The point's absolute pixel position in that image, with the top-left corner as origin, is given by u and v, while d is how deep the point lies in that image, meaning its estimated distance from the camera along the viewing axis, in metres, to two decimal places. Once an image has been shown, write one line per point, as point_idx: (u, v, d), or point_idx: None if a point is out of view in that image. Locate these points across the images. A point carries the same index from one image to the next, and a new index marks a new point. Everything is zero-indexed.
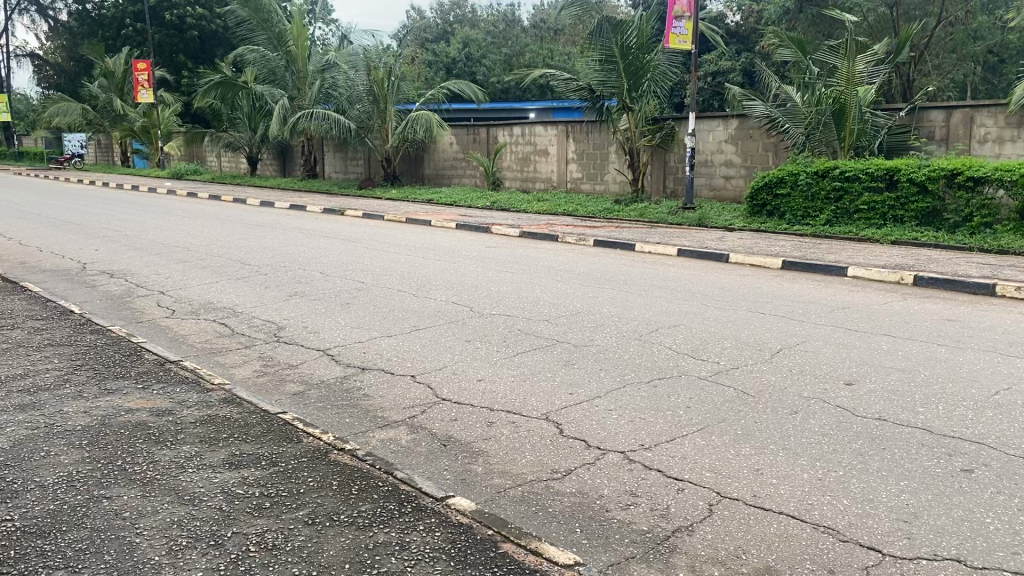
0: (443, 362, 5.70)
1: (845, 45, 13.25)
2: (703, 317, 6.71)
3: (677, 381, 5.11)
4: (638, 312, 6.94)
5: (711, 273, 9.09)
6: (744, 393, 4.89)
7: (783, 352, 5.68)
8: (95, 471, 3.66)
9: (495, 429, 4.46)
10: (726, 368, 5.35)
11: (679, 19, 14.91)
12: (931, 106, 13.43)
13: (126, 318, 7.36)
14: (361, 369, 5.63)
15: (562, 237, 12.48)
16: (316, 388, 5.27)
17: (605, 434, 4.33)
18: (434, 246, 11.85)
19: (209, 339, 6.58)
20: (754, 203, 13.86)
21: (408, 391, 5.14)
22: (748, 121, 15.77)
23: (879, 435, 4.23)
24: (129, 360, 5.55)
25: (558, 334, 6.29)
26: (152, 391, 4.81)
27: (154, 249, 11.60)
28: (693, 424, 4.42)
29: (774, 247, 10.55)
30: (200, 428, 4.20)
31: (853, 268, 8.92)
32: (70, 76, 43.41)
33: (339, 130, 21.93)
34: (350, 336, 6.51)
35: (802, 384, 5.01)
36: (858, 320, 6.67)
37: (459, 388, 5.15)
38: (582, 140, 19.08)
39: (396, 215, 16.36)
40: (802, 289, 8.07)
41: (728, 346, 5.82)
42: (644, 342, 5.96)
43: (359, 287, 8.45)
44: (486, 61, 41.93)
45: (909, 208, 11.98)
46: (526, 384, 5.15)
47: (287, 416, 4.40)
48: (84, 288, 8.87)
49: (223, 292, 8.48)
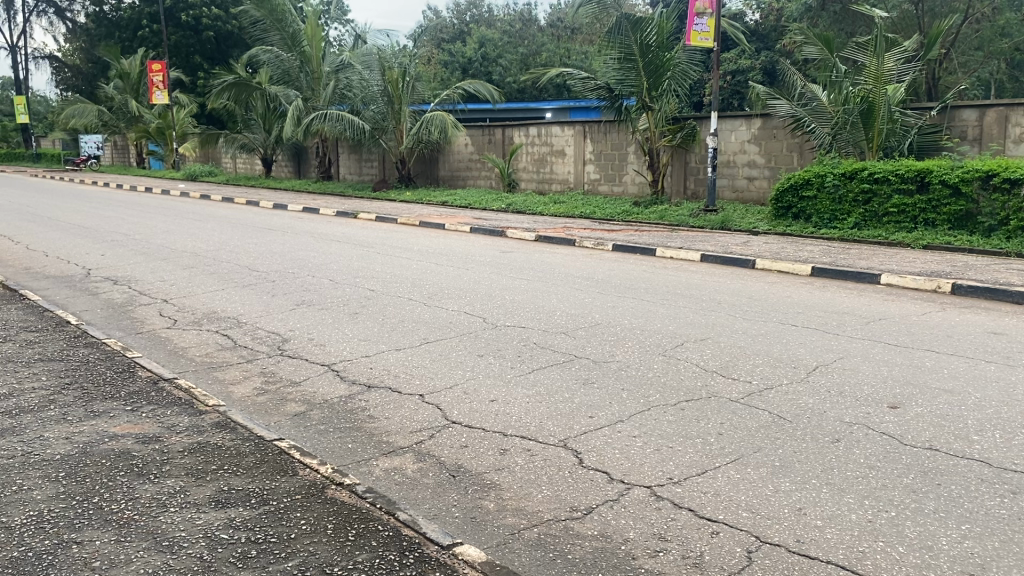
0: (454, 380, 5.34)
1: (873, 43, 12.78)
2: (731, 330, 6.32)
3: (706, 404, 4.73)
4: (660, 324, 6.56)
5: (738, 280, 8.68)
6: (780, 418, 4.51)
7: (820, 370, 5.29)
8: (68, 510, 3.33)
9: (508, 457, 4.10)
10: (759, 389, 4.97)
11: (700, 16, 14.51)
12: (964, 105, 12.94)
13: (125, 329, 7.05)
14: (367, 387, 5.27)
15: (579, 242, 12.11)
16: (318, 409, 4.93)
17: (630, 465, 3.96)
18: (448, 250, 11.50)
19: (209, 353, 6.25)
20: (779, 206, 13.40)
21: (415, 413, 4.78)
22: (772, 121, 15.34)
23: (933, 469, 3.82)
24: (121, 378, 5.23)
25: (576, 349, 5.91)
26: (142, 414, 4.48)
27: (161, 254, 11.31)
28: (726, 454, 4.04)
29: (801, 253, 10.12)
30: (189, 457, 3.87)
31: (886, 275, 8.49)
32: (87, 77, 43.42)
33: (353, 132, 21.64)
34: (356, 349, 6.16)
35: (842, 408, 4.62)
36: (896, 333, 6.26)
37: (471, 409, 4.78)
38: (600, 140, 18.69)
39: (410, 218, 16.06)
40: (835, 299, 7.66)
41: (760, 363, 5.44)
42: (670, 359, 5.58)
43: (367, 296, 8.12)
44: (503, 60, 41.49)
45: (942, 211, 11.52)
46: (542, 405, 4.78)
47: (283, 442, 4.05)
48: (86, 296, 8.58)
49: (228, 300, 8.17)
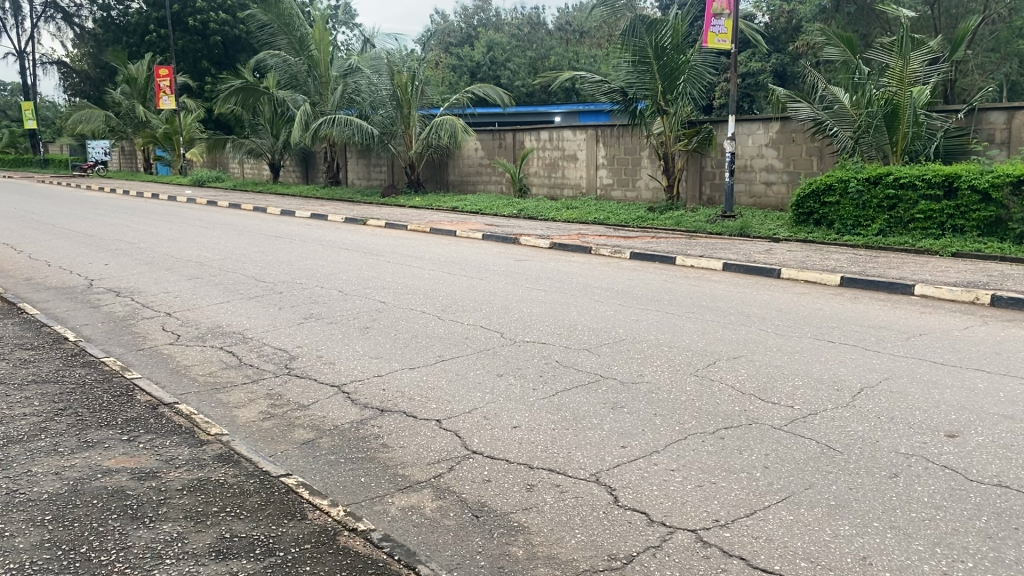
0: (473, 403, 4.98)
1: (899, 43, 12.44)
2: (765, 347, 5.95)
3: (748, 432, 4.38)
4: (688, 339, 6.20)
5: (765, 291, 8.32)
6: (830, 448, 4.14)
7: (866, 393, 4.92)
8: (52, 562, 2.99)
9: (536, 495, 3.75)
10: (803, 414, 4.61)
11: (717, 17, 14.14)
12: (991, 108, 12.54)
13: (126, 345, 6.73)
14: (380, 411, 4.93)
15: (596, 249, 11.75)
16: (328, 436, 4.59)
17: (671, 504, 3.61)
18: (460, 259, 11.15)
19: (213, 371, 5.93)
20: (800, 212, 13.01)
21: (432, 441, 4.44)
22: (791, 124, 14.97)
23: (1007, 510, 3.46)
24: (118, 403, 4.89)
25: (601, 368, 5.57)
26: (138, 445, 4.15)
27: (166, 263, 11.00)
28: (775, 492, 3.69)
29: (828, 261, 9.76)
30: (188, 498, 3.53)
31: (920, 285, 8.13)
32: (94, 83, 43.27)
33: (361, 137, 21.32)
34: (367, 368, 5.82)
35: (896, 436, 4.26)
36: (941, 350, 5.88)
37: (493, 437, 4.44)
38: (613, 144, 18.37)
39: (420, 225, 15.73)
40: (869, 311, 7.29)
41: (801, 385, 5.08)
42: (703, 380, 5.22)
43: (378, 308, 7.81)
44: (511, 64, 41.13)
45: (970, 217, 11.13)
46: (569, 433, 4.43)
47: (291, 479, 3.73)
48: (87, 309, 8.28)
49: (233, 313, 7.84)
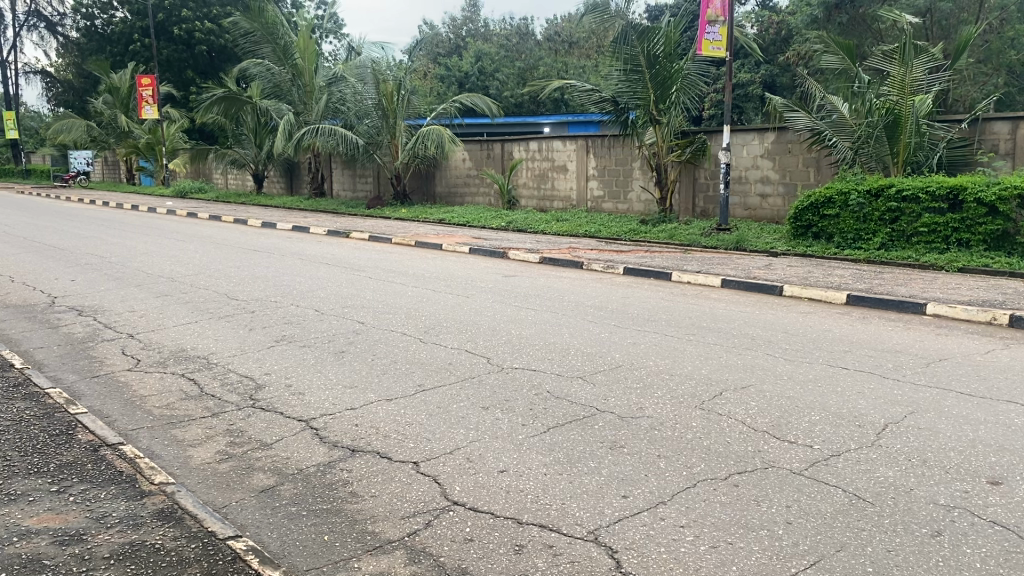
0: (455, 443, 4.46)
1: (900, 50, 12.11)
2: (775, 375, 5.47)
3: (765, 479, 3.88)
4: (690, 366, 5.70)
5: (767, 310, 7.85)
6: (860, 499, 3.65)
7: (891, 430, 4.45)
8: None
9: (525, 559, 3.23)
10: (825, 457, 4.11)
11: (712, 24, 13.72)
12: (996, 117, 12.16)
13: (80, 372, 6.18)
14: (351, 452, 4.40)
15: (587, 265, 11.26)
16: (291, 483, 4.06)
17: (683, 571, 3.10)
18: (445, 275, 10.63)
19: (171, 404, 5.38)
20: (798, 225, 12.54)
21: (408, 490, 3.91)
22: (787, 135, 14.57)
23: None
24: (55, 444, 4.34)
25: (597, 400, 5.04)
26: (68, 499, 3.61)
27: (136, 279, 10.46)
28: (802, 556, 3.19)
29: (832, 278, 9.31)
30: (113, 570, 3.00)
31: (932, 304, 7.68)
32: (78, 93, 42.56)
33: (346, 147, 20.82)
34: (340, 401, 5.27)
35: (933, 484, 3.76)
36: (967, 379, 5.39)
37: (477, 484, 3.92)
38: (604, 155, 17.92)
39: (404, 238, 15.22)
40: (881, 334, 6.81)
41: (819, 421, 4.58)
42: (710, 414, 4.73)
43: (357, 329, 7.29)
44: (500, 75, 40.71)
45: (977, 231, 10.72)
46: (563, 480, 3.91)
47: (240, 544, 3.20)
48: (44, 330, 7.71)
49: (200, 336, 7.27)
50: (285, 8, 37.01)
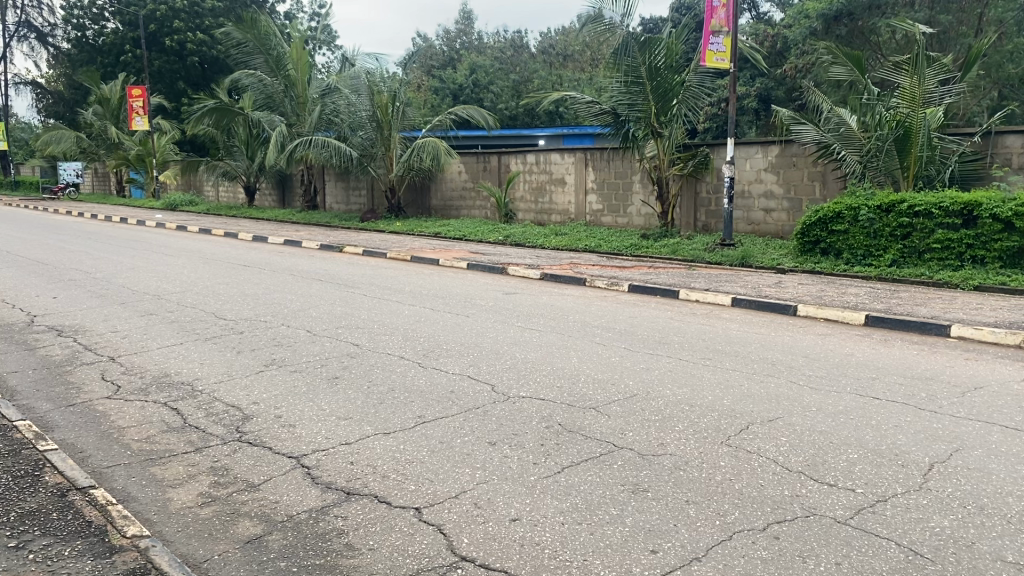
0: (461, 484, 4.06)
1: (912, 61, 11.78)
2: (803, 407, 5.06)
3: (808, 529, 3.49)
4: (711, 396, 5.31)
5: (783, 332, 7.47)
6: (918, 555, 3.25)
7: (938, 469, 4.07)
8: None
9: None
10: (871, 502, 3.72)
11: (715, 35, 13.39)
12: (1008, 131, 11.85)
13: (55, 400, 5.75)
14: (346, 495, 4.00)
15: (590, 281, 10.89)
16: (279, 533, 3.64)
17: None
18: (442, 292, 10.24)
19: (151, 436, 4.97)
20: (805, 241, 12.19)
21: (411, 542, 3.51)
22: (792, 148, 14.24)
23: None
24: (19, 488, 3.92)
25: (614, 436, 4.65)
26: (24, 558, 3.22)
27: (120, 296, 10.04)
28: None
29: (846, 297, 8.96)
30: None
31: (957, 326, 7.31)
32: (68, 103, 42.07)
33: (339, 159, 20.46)
34: (334, 435, 4.86)
35: (996, 537, 3.38)
36: (1010, 411, 5.02)
37: (487, 536, 3.52)
38: (603, 168, 17.58)
39: (401, 252, 14.81)
40: (908, 358, 6.43)
41: (858, 459, 4.20)
42: (739, 451, 4.35)
43: (351, 353, 6.89)
44: (495, 87, 40.18)
45: (992, 247, 10.41)
46: (584, 532, 3.51)
47: None
48: (19, 352, 7.27)
49: (185, 359, 6.84)
50: (278, 20, 36.75)
